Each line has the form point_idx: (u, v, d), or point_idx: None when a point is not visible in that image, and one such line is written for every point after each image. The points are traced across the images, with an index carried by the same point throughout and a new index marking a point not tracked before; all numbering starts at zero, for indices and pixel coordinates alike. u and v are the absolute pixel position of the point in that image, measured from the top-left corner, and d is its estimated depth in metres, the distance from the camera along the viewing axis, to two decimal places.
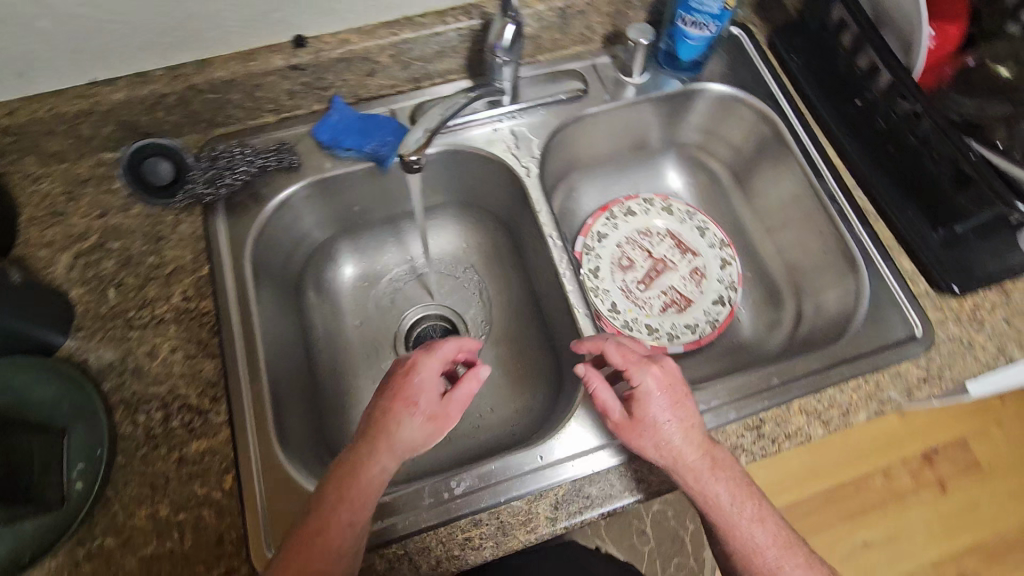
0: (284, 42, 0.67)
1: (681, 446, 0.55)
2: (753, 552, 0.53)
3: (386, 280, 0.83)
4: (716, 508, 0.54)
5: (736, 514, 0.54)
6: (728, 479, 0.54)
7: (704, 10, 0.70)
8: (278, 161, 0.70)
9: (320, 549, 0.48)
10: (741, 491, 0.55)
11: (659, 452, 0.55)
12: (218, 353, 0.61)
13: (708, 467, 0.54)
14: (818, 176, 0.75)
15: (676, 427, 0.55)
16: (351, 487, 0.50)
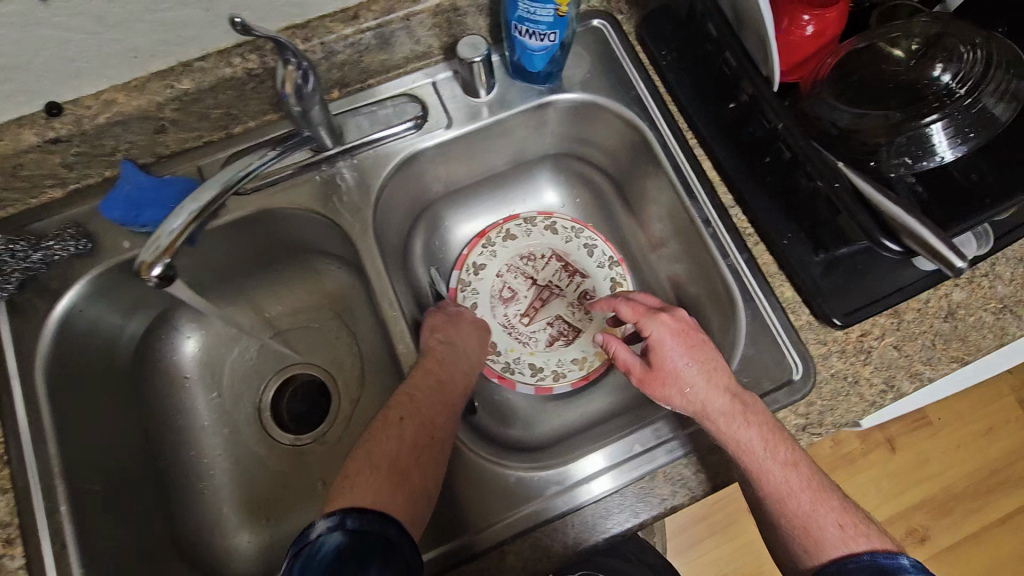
0: (35, 112, 0.56)
1: (704, 384, 0.56)
2: (786, 495, 0.52)
3: (237, 348, 0.75)
4: (744, 449, 0.53)
5: (766, 454, 0.53)
6: (758, 425, 0.54)
7: (537, 20, 0.59)
8: (66, 248, 0.61)
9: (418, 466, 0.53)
10: (766, 439, 0.53)
11: (683, 401, 0.56)
12: (11, 488, 0.54)
13: (731, 409, 0.54)
14: (691, 195, 0.66)
15: (697, 370, 0.57)
16: (427, 409, 0.56)
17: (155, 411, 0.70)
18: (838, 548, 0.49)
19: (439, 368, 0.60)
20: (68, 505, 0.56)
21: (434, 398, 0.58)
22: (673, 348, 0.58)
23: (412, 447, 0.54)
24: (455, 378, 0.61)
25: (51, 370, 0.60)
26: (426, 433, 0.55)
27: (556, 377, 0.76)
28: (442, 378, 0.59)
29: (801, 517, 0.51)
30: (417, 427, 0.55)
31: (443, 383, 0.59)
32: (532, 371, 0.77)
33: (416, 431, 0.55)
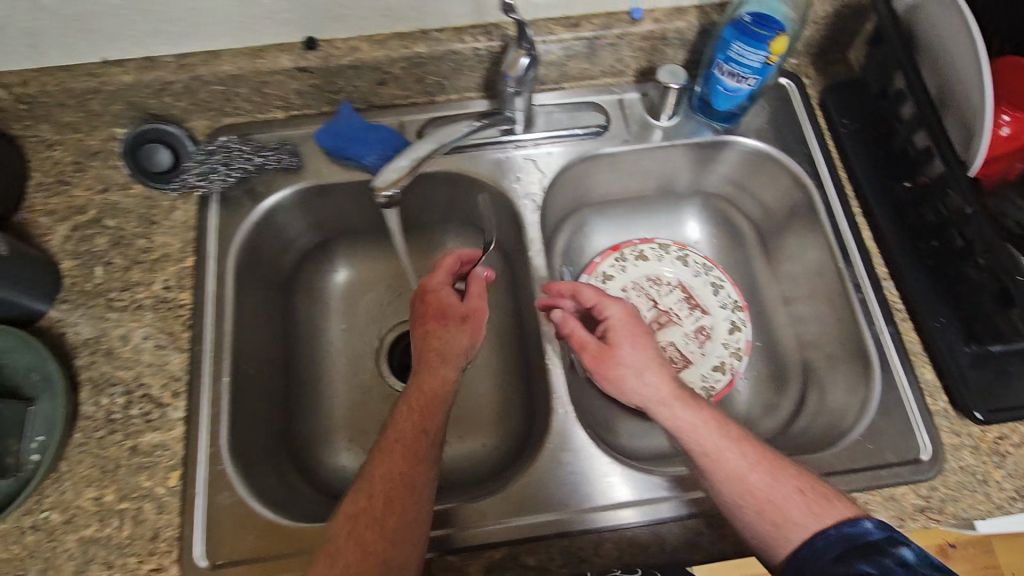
0: (295, 42, 0.65)
1: (625, 362, 0.56)
2: (733, 473, 0.51)
3: (373, 292, 0.80)
4: (658, 412, 0.55)
5: (676, 413, 0.54)
6: (698, 409, 0.54)
7: (744, 62, 0.63)
8: (277, 160, 0.69)
9: (405, 490, 0.51)
10: (701, 418, 0.53)
11: (643, 387, 0.56)
12: (187, 348, 0.62)
13: (676, 395, 0.55)
14: (847, 260, 0.68)
15: (637, 353, 0.57)
16: (408, 434, 0.53)
17: (299, 324, 0.76)
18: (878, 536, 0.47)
19: (429, 371, 0.57)
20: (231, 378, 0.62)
21: (411, 413, 0.55)
22: (624, 334, 0.58)
23: (392, 486, 0.51)
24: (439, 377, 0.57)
25: (236, 264, 0.67)
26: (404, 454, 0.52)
27: None
28: (432, 379, 0.57)
29: (738, 479, 0.51)
30: (389, 454, 0.53)
31: (427, 395, 0.56)
32: None
33: (401, 466, 0.52)
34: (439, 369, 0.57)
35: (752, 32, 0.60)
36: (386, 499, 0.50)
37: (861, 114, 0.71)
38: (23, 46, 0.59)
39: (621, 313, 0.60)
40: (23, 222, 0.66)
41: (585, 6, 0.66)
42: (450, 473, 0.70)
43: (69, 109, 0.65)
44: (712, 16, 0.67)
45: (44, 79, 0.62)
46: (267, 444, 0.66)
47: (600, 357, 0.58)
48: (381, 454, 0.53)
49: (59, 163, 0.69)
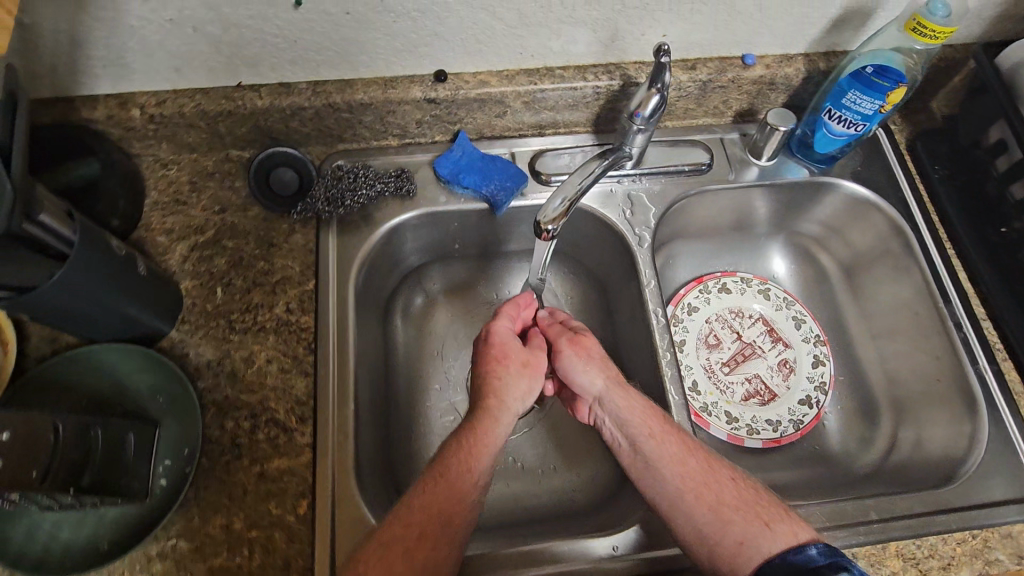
0: (425, 74, 0.66)
1: (602, 355, 0.64)
2: (676, 464, 0.55)
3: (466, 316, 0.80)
4: (621, 399, 0.60)
5: (629, 398, 0.60)
6: (638, 394, 0.61)
7: (857, 109, 0.66)
8: (396, 188, 0.70)
9: (440, 516, 0.51)
10: (644, 405, 0.59)
11: (589, 376, 0.62)
12: (311, 371, 0.62)
13: (621, 382, 0.62)
14: (946, 299, 0.71)
15: (597, 358, 0.64)
16: (460, 448, 0.55)
17: (398, 349, 0.76)
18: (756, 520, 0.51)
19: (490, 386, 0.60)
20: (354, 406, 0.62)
21: (479, 427, 0.56)
22: (592, 333, 0.68)
23: (437, 502, 0.51)
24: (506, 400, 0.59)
25: (356, 289, 0.68)
26: (459, 466, 0.53)
27: (750, 432, 0.78)
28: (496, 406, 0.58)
29: (708, 501, 0.53)
30: (434, 475, 0.53)
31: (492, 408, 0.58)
32: (728, 419, 0.78)
33: (447, 477, 0.53)
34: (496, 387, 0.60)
35: (871, 82, 0.63)
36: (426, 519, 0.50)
37: (951, 160, 0.75)
38: (169, 69, 0.61)
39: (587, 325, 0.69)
40: (139, 241, 0.65)
41: (702, 51, 0.69)
42: (556, 508, 0.71)
43: (196, 130, 0.65)
44: (819, 64, 0.71)
45: (182, 100, 0.63)
46: (381, 471, 0.65)
47: (576, 342, 0.65)
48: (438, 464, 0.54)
49: (174, 183, 0.68)
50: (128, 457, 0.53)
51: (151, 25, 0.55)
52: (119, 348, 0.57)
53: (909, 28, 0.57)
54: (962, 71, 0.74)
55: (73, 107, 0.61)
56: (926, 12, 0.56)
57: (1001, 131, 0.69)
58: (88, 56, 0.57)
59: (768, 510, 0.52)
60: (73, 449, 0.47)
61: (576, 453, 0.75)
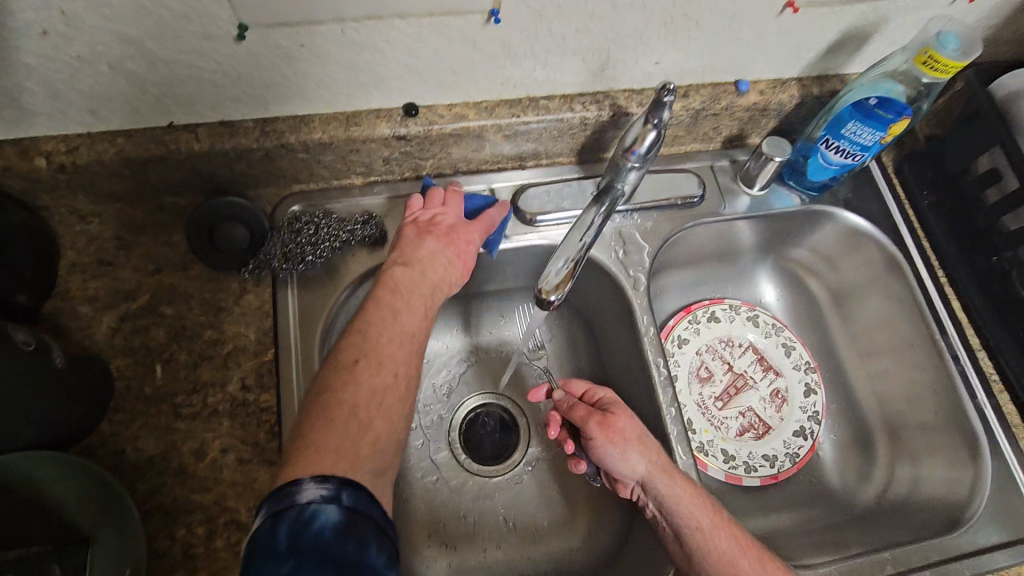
0: (393, 108, 0.58)
1: (640, 434, 0.58)
2: (731, 566, 0.51)
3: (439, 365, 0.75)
4: (666, 489, 0.55)
5: (675, 489, 0.55)
6: (685, 478, 0.55)
7: (857, 141, 0.63)
8: (366, 236, 0.62)
9: (370, 379, 0.47)
10: (692, 494, 0.54)
11: (629, 463, 0.56)
12: (276, 461, 0.53)
13: (664, 467, 0.56)
14: (942, 330, 0.69)
15: (632, 435, 0.58)
16: (413, 304, 0.53)
17: None
18: None
19: (418, 243, 0.56)
20: None
21: (424, 284, 0.54)
22: (620, 405, 0.61)
23: (394, 379, 0.48)
24: (435, 258, 0.56)
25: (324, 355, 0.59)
26: (390, 318, 0.51)
27: (747, 471, 0.74)
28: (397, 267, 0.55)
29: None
30: (354, 342, 0.49)
31: (418, 258, 0.55)
32: (724, 458, 0.75)
33: (377, 332, 0.50)
34: (422, 240, 0.56)
35: (872, 113, 0.60)
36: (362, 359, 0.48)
37: (938, 185, 0.74)
38: (80, 111, 0.50)
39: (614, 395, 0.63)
40: (58, 312, 0.55)
41: (694, 77, 0.64)
42: (557, 573, 0.66)
43: (119, 177, 0.55)
44: (813, 90, 0.67)
45: (98, 146, 0.53)
46: None
47: (606, 424, 0.58)
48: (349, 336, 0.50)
49: (97, 239, 0.58)
50: None
51: (53, 63, 0.45)
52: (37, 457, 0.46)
53: (920, 61, 0.54)
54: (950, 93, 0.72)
55: None
56: (937, 45, 0.53)
57: (990, 160, 0.67)
58: None
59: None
60: None
61: (572, 508, 0.70)
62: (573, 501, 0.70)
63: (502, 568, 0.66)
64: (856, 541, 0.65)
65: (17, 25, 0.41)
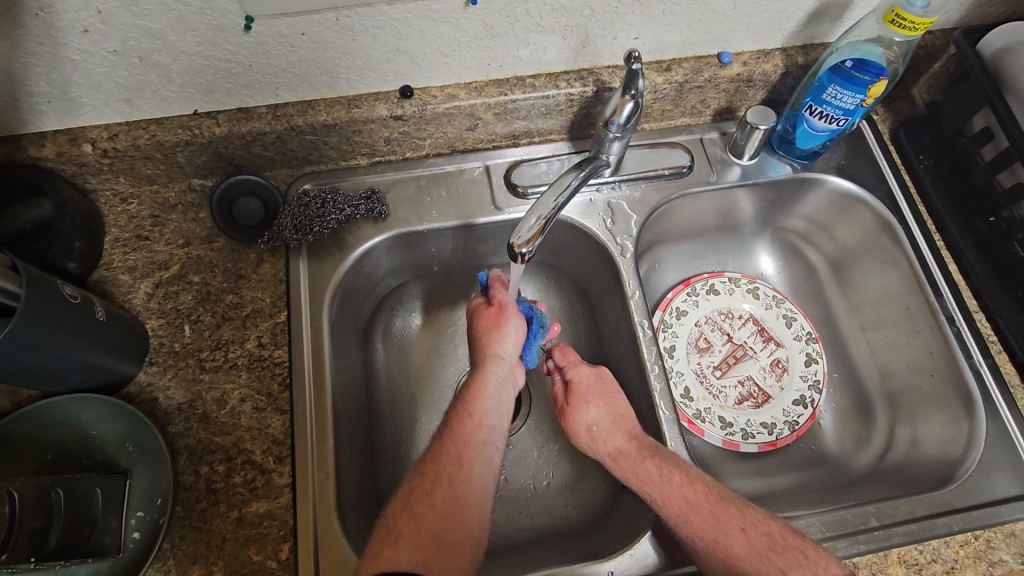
0: (390, 91, 0.64)
1: (593, 421, 0.64)
2: (678, 521, 0.55)
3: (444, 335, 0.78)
4: (626, 468, 0.59)
5: (634, 466, 0.59)
6: (635, 459, 0.59)
7: (838, 105, 0.65)
8: (368, 210, 0.68)
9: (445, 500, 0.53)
10: (643, 465, 0.58)
11: (587, 450, 0.64)
12: (288, 409, 0.59)
13: (614, 451, 0.61)
14: (936, 292, 0.70)
15: (589, 423, 0.64)
16: (481, 403, 0.60)
17: (379, 374, 0.73)
18: (759, 565, 0.52)
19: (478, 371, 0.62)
20: (334, 442, 0.59)
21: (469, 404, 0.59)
22: (585, 393, 0.66)
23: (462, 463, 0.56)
24: (490, 386, 0.61)
25: (331, 317, 0.65)
26: (459, 440, 0.57)
27: (745, 437, 0.74)
28: (489, 367, 0.62)
29: (722, 556, 0.53)
30: (443, 452, 0.56)
31: (475, 393, 0.60)
32: (722, 424, 0.75)
33: (455, 452, 0.56)
34: (486, 367, 0.62)
35: (850, 77, 0.61)
36: (436, 478, 0.55)
37: (935, 150, 0.74)
38: (119, 101, 0.58)
39: (589, 373, 0.67)
40: (103, 280, 0.63)
41: (675, 51, 0.67)
42: (552, 528, 0.69)
43: (153, 161, 0.63)
44: (797, 59, 0.69)
45: (134, 133, 0.60)
46: (363, 500, 0.62)
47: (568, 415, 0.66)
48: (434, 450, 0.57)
49: (135, 217, 0.66)
50: (97, 512, 0.51)
51: (94, 58, 0.53)
52: (106, 402, 0.55)
53: (888, 20, 0.57)
54: (943, 58, 0.72)
55: (20, 146, 0.59)
56: (904, 5, 0.56)
57: (984, 120, 0.67)
58: (31, 93, 0.55)
59: (781, 558, 0.52)
60: (35, 516, 0.46)
61: (568, 468, 0.73)
62: (569, 461, 0.73)
63: (500, 522, 0.69)
64: (848, 499, 0.65)
65: (63, 25, 0.49)
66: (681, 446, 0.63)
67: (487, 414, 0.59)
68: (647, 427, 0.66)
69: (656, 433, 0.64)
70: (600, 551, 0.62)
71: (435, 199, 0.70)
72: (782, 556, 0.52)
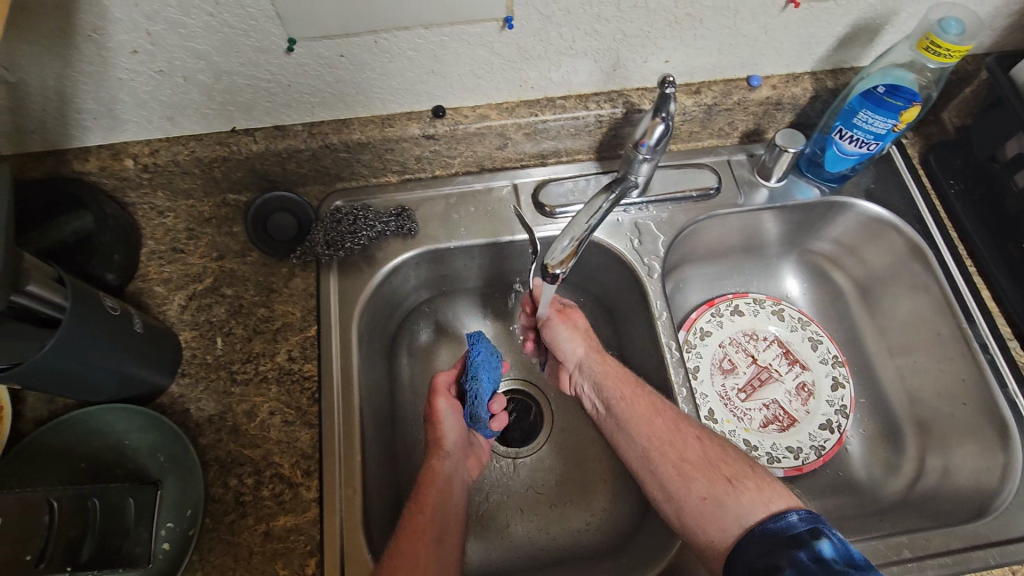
0: (423, 110, 0.65)
1: (596, 349, 0.68)
2: (645, 422, 0.61)
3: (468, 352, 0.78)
4: (628, 397, 0.63)
5: (632, 395, 0.63)
6: (614, 362, 0.67)
7: (869, 129, 0.65)
8: (398, 226, 0.69)
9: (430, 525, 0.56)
10: (618, 371, 0.66)
11: (572, 345, 0.69)
12: (316, 423, 0.60)
13: (598, 352, 0.68)
14: (969, 318, 0.69)
15: (573, 334, 0.69)
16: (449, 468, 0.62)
17: (403, 389, 0.73)
18: (699, 471, 0.57)
19: (429, 465, 0.62)
20: (361, 458, 0.59)
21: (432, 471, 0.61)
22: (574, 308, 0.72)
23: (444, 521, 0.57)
24: (440, 481, 0.60)
25: (359, 333, 0.65)
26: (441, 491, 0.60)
27: (770, 461, 0.73)
28: (443, 446, 0.63)
29: (675, 458, 0.58)
30: (420, 504, 0.58)
31: (437, 467, 0.62)
32: (747, 448, 0.74)
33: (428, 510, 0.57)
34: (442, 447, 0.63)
35: (882, 102, 0.62)
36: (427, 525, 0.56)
37: (967, 174, 0.74)
38: (162, 118, 0.60)
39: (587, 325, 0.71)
40: (139, 292, 0.64)
41: (705, 74, 0.67)
42: (576, 550, 0.68)
43: (191, 176, 0.65)
44: (826, 82, 0.69)
45: (175, 148, 0.62)
46: (387, 517, 0.62)
47: (562, 313, 0.70)
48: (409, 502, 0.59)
49: (171, 230, 0.67)
50: (129, 523, 0.51)
51: (140, 77, 0.54)
52: (138, 413, 0.56)
53: (923, 47, 0.57)
54: (974, 83, 0.72)
55: (65, 161, 0.60)
56: (939, 31, 0.56)
57: (1018, 147, 0.67)
58: (78, 110, 0.57)
59: (729, 466, 0.56)
60: (72, 525, 0.46)
61: (591, 488, 0.72)
62: (593, 482, 0.73)
63: (522, 542, 0.69)
64: (879, 528, 0.64)
65: (114, 46, 0.51)
66: None
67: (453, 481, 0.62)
68: None
69: None
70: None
71: (463, 216, 0.71)
72: (724, 465, 0.56)
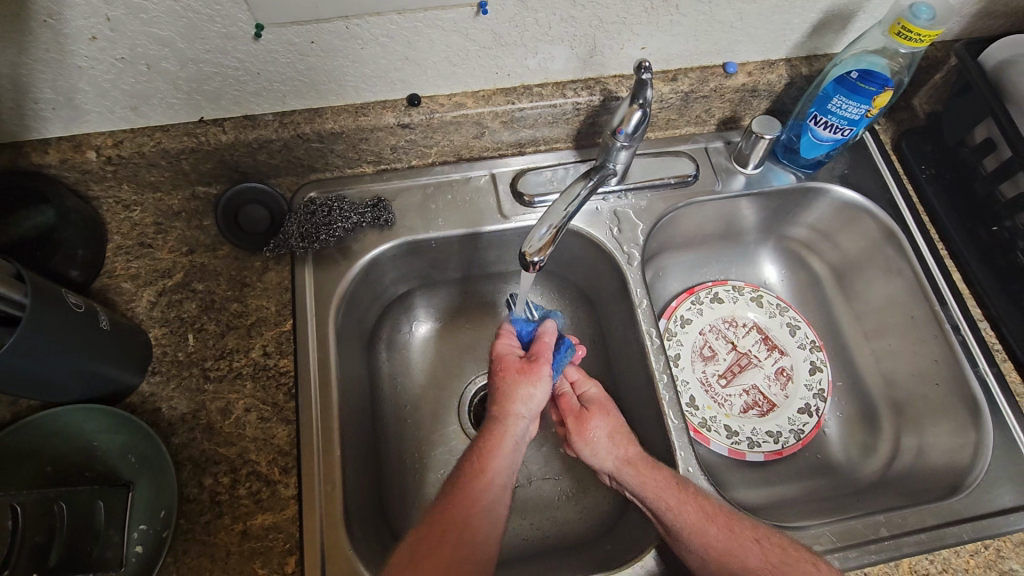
0: (397, 99, 0.64)
1: (628, 454, 0.61)
2: (696, 532, 0.55)
3: (449, 345, 0.77)
4: (676, 505, 0.56)
5: (683, 501, 0.56)
6: (653, 467, 0.59)
7: (843, 115, 0.65)
8: (374, 218, 0.67)
9: (475, 495, 0.53)
10: (660, 475, 0.58)
11: (599, 456, 0.62)
12: (293, 419, 0.59)
13: (632, 459, 0.60)
14: (940, 300, 0.70)
15: (603, 433, 0.63)
16: (504, 447, 0.58)
17: (383, 383, 0.72)
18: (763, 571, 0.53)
19: (497, 420, 0.59)
20: (341, 452, 0.58)
21: (474, 464, 0.55)
22: (601, 403, 0.65)
23: (474, 531, 0.51)
24: (508, 443, 0.58)
25: (337, 327, 0.64)
26: (469, 495, 0.53)
27: (750, 446, 0.74)
28: (507, 425, 0.59)
29: (736, 568, 0.53)
30: (452, 504, 0.53)
31: (492, 447, 0.57)
32: (727, 433, 0.74)
33: (465, 509, 0.52)
34: (506, 424, 0.59)
35: (856, 87, 0.62)
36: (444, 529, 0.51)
37: (937, 161, 0.75)
38: (125, 108, 0.58)
39: (609, 423, 0.63)
40: (105, 289, 0.62)
41: (682, 61, 0.67)
42: (560, 540, 0.68)
43: (158, 168, 0.63)
44: (801, 69, 0.69)
45: (140, 139, 0.60)
46: (369, 513, 0.61)
47: (581, 421, 0.64)
48: (466, 460, 0.57)
49: (138, 225, 0.65)
50: (98, 525, 0.50)
51: (101, 64, 0.52)
52: (103, 411, 0.54)
53: (895, 32, 0.58)
54: (944, 69, 0.73)
55: (23, 152, 0.58)
56: (910, 16, 0.56)
57: (985, 131, 0.68)
58: (35, 99, 0.54)
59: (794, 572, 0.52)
60: (37, 530, 0.45)
61: (574, 477, 0.72)
62: (576, 472, 0.72)
63: (507, 533, 0.68)
64: (857, 509, 0.65)
65: (70, 32, 0.49)
66: (690, 456, 0.62)
67: (499, 472, 0.55)
68: (655, 437, 0.66)
69: (664, 443, 0.64)
70: (610, 563, 0.61)
71: (441, 207, 0.70)
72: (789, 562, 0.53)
